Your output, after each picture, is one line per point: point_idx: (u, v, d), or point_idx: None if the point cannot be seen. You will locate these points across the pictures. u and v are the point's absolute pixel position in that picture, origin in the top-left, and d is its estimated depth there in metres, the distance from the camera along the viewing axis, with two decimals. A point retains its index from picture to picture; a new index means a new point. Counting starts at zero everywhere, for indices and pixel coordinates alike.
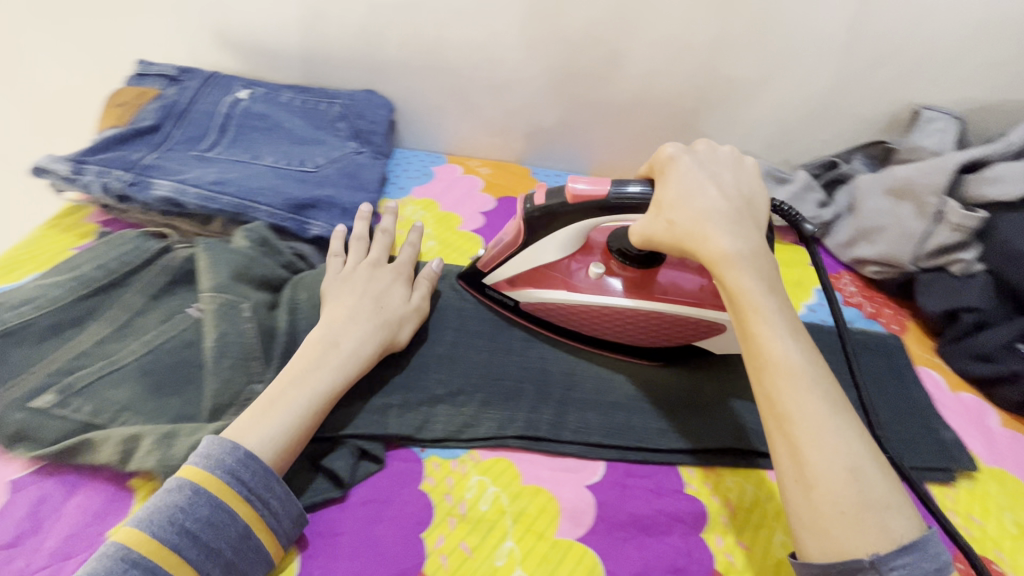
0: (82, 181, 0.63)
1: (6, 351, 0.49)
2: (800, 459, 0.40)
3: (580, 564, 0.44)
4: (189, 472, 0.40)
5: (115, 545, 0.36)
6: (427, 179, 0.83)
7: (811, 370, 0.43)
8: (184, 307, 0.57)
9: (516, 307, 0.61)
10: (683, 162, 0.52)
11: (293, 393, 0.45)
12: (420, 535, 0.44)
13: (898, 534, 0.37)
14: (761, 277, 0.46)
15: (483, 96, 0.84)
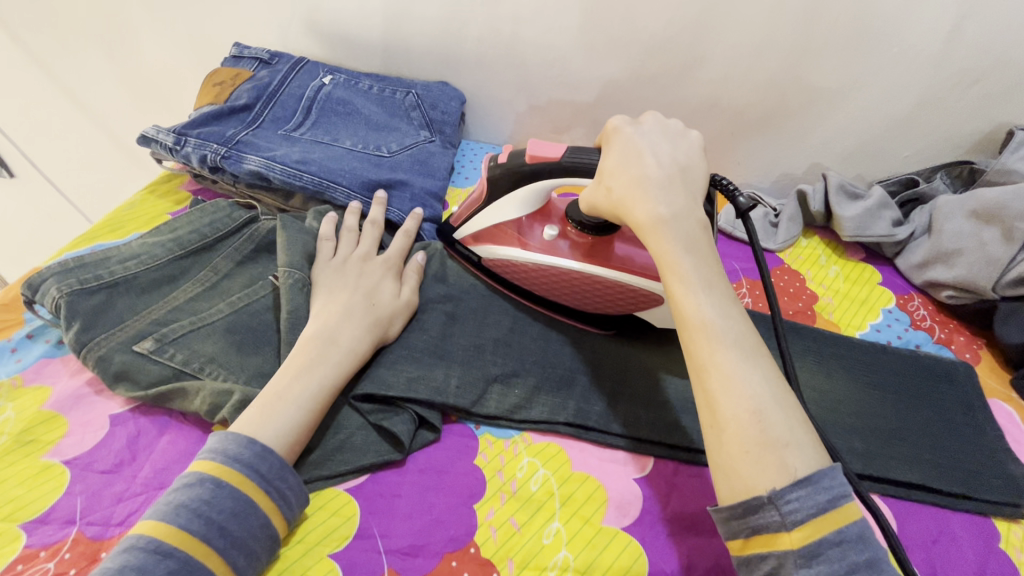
0: (183, 152, 0.69)
1: (113, 299, 0.54)
2: (711, 406, 0.39)
3: (624, 553, 0.45)
4: (205, 466, 0.41)
5: (144, 538, 0.37)
6: None
7: (721, 323, 0.41)
8: (265, 274, 0.61)
9: (481, 263, 0.65)
10: (622, 133, 0.52)
11: (295, 386, 0.47)
12: (472, 506, 0.46)
13: (798, 472, 0.35)
14: (683, 230, 0.45)
15: (552, 93, 0.85)
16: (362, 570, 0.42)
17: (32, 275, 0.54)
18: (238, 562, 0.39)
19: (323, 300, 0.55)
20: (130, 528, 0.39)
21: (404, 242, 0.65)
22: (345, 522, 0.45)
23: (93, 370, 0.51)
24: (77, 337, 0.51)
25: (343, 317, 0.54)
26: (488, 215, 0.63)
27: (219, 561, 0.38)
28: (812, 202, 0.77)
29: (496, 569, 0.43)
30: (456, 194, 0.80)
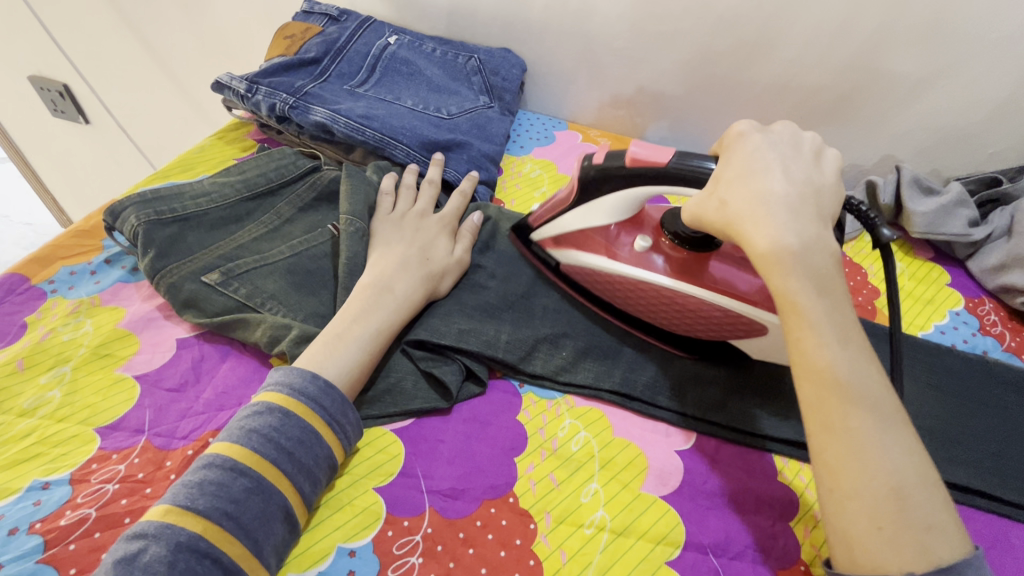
0: (254, 100, 0.71)
1: (185, 233, 0.57)
2: (834, 471, 0.35)
3: (661, 519, 0.45)
4: (273, 397, 0.43)
5: (221, 457, 0.39)
6: (548, 142, 0.85)
7: (857, 381, 0.37)
8: (325, 222, 0.62)
9: (557, 267, 0.61)
10: (753, 141, 0.45)
11: (357, 326, 0.49)
12: (512, 459, 0.47)
13: (940, 561, 0.32)
14: (813, 277, 0.40)
15: (616, 66, 0.83)
16: (404, 506, 0.43)
17: (111, 203, 0.57)
18: (304, 487, 0.41)
19: (381, 250, 0.57)
20: (207, 447, 0.41)
21: (460, 203, 0.65)
22: (391, 459, 0.46)
23: (164, 296, 0.54)
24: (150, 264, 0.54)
25: (396, 268, 0.54)
26: (573, 221, 0.58)
27: (287, 485, 0.40)
28: (880, 194, 0.73)
29: (533, 520, 0.44)
30: (511, 161, 0.80)
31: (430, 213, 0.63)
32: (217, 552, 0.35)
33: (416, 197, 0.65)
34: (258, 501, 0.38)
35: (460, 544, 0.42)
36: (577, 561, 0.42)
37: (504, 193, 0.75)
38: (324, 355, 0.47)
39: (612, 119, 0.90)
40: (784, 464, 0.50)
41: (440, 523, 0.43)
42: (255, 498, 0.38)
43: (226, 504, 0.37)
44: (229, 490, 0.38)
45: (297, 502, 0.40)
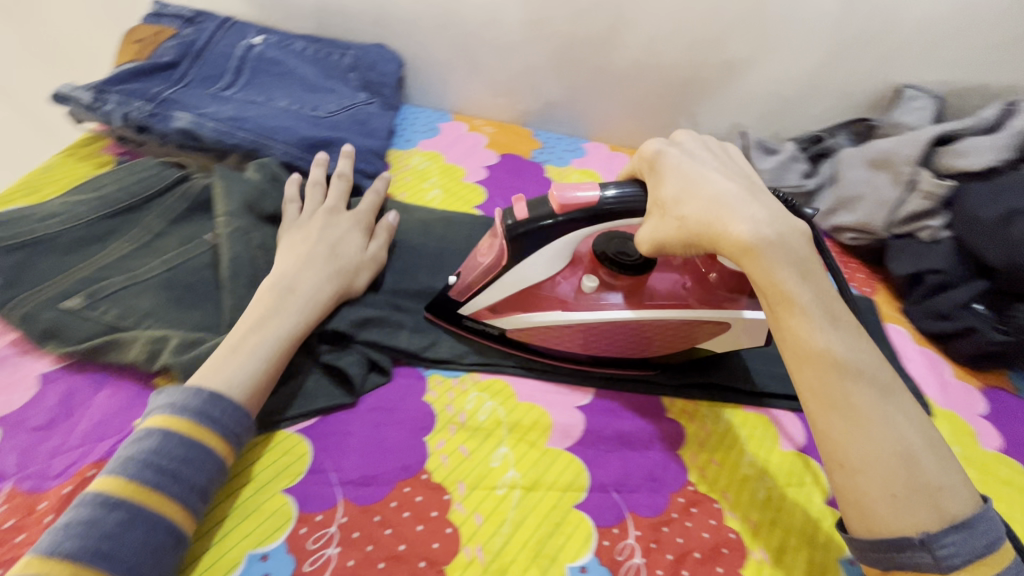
0: (105, 110, 0.67)
1: (36, 258, 0.52)
2: (841, 446, 0.38)
3: (569, 469, 0.48)
4: (156, 419, 0.40)
5: (97, 491, 0.37)
6: (434, 133, 0.86)
7: (850, 362, 0.39)
8: (202, 232, 0.59)
9: (502, 335, 0.55)
10: (671, 156, 0.48)
11: (253, 338, 0.47)
12: (422, 439, 0.48)
13: (956, 516, 0.36)
14: (795, 261, 0.41)
15: (491, 57, 0.86)
16: (316, 502, 0.43)
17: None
18: (196, 507, 0.39)
19: (284, 253, 0.54)
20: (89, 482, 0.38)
21: (375, 200, 0.64)
22: (297, 459, 0.46)
23: (19, 327, 0.49)
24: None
25: (302, 268, 0.53)
26: (511, 282, 0.52)
27: (175, 509, 0.38)
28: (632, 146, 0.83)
29: (447, 491, 0.45)
30: (397, 155, 0.81)
31: (343, 211, 0.61)
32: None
33: (320, 193, 0.62)
34: (138, 532, 0.36)
35: (378, 527, 0.42)
36: (491, 522, 0.44)
37: (393, 187, 0.75)
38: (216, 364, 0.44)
39: (495, 109, 0.93)
40: (670, 403, 0.56)
41: (354, 511, 0.43)
42: (132, 530, 0.36)
43: (99, 540, 0.35)
44: (101, 525, 0.35)
45: (185, 521, 0.38)
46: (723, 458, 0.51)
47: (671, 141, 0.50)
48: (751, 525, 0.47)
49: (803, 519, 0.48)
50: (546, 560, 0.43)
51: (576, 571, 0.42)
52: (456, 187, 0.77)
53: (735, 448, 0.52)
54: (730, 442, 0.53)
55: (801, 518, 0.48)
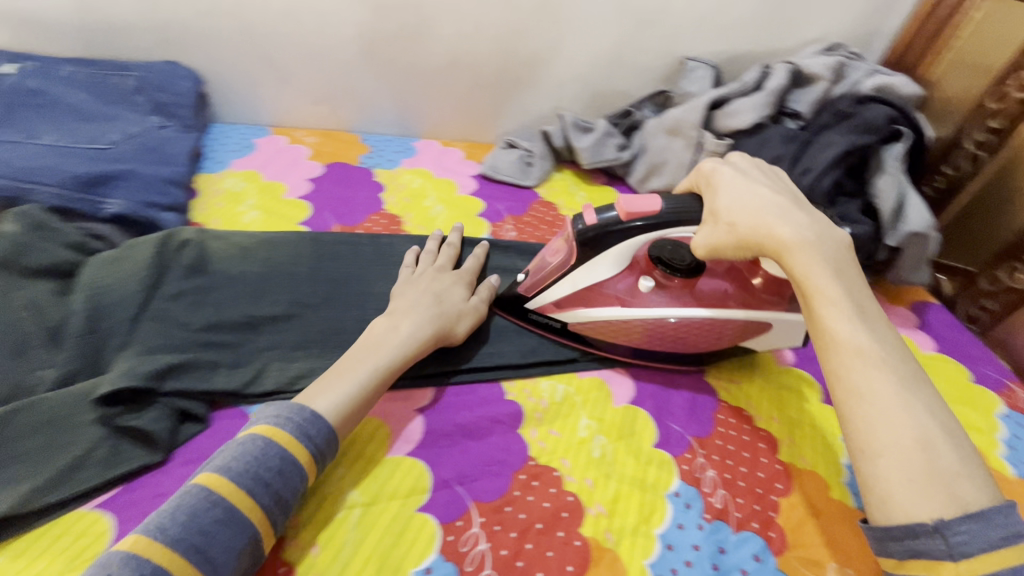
0: (34, 198, 0.61)
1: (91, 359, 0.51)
2: (860, 429, 0.40)
3: (642, 423, 0.58)
4: (260, 430, 0.44)
5: (196, 488, 0.41)
6: (412, 153, 0.91)
7: (881, 349, 0.42)
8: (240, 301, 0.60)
9: (563, 328, 0.62)
10: (724, 172, 0.53)
11: (358, 361, 0.51)
12: (516, 431, 0.55)
13: (972, 504, 0.36)
14: (828, 262, 0.46)
15: (439, 71, 0.89)
16: (450, 510, 0.48)
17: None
18: (277, 519, 0.43)
19: (398, 299, 0.59)
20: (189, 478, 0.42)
21: (476, 264, 0.67)
22: (419, 477, 0.50)
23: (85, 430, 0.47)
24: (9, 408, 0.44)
25: (408, 310, 0.57)
26: (574, 283, 0.59)
27: (260, 514, 0.41)
28: (554, 139, 0.90)
29: (556, 468, 0.52)
30: (389, 176, 0.85)
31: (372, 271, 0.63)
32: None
33: (435, 257, 0.67)
34: (228, 531, 0.39)
35: (512, 514, 0.48)
36: (599, 481, 0.52)
37: (397, 210, 0.79)
38: (324, 388, 0.49)
39: (450, 122, 0.96)
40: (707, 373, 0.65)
41: (487, 509, 0.48)
42: (226, 529, 0.39)
43: (194, 535, 0.38)
44: (201, 519, 0.39)
45: (266, 532, 0.42)
46: (748, 398, 0.63)
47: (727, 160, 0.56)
48: (776, 422, 0.61)
49: (816, 448, 0.58)
50: (650, 497, 0.52)
51: (673, 496, 0.52)
52: (454, 199, 0.82)
53: (753, 389, 0.64)
54: (749, 385, 0.64)
55: (810, 408, 0.63)
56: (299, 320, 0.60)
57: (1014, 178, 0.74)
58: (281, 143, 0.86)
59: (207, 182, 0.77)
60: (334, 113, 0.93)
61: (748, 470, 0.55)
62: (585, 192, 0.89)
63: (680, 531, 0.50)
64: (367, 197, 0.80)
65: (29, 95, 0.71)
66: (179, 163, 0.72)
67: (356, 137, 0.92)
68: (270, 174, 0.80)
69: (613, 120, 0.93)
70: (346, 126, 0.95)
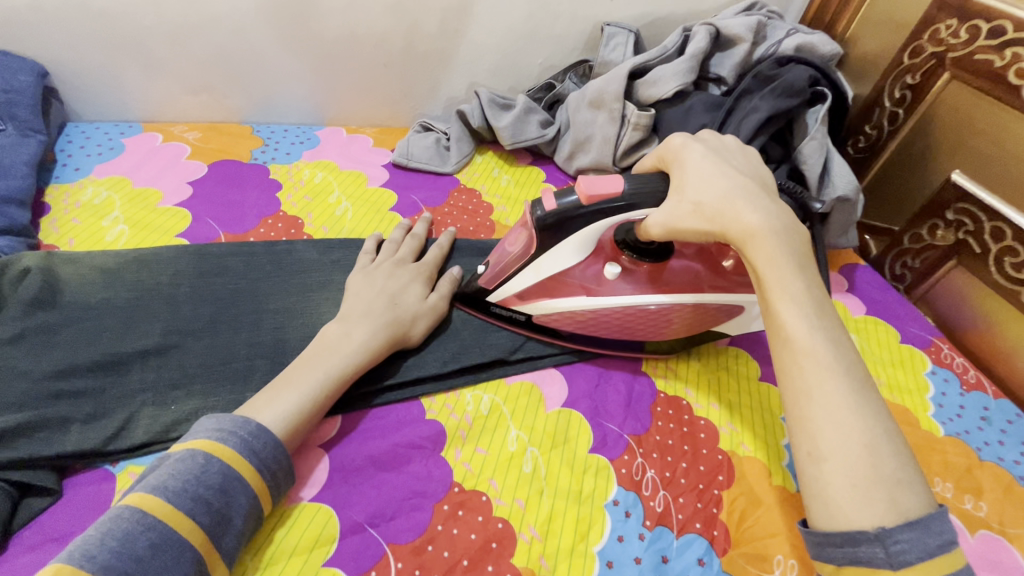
0: None
1: None
2: (808, 428, 0.38)
3: (577, 428, 0.54)
4: (200, 444, 0.40)
5: (130, 509, 0.36)
6: (314, 144, 0.81)
7: (835, 348, 0.40)
8: (99, 337, 0.51)
9: (528, 321, 0.58)
10: (694, 150, 0.50)
11: (307, 372, 0.47)
12: (438, 454, 0.49)
13: (911, 513, 0.35)
14: (789, 253, 0.44)
15: (336, 50, 0.79)
16: (362, 560, 0.42)
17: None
18: (221, 540, 0.38)
19: (352, 300, 0.54)
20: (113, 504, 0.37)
21: (440, 254, 0.63)
22: (326, 524, 0.44)
23: None
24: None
25: (362, 315, 0.53)
26: (539, 272, 0.55)
27: (202, 537, 0.37)
28: (471, 119, 0.82)
29: (483, 492, 0.47)
30: (285, 171, 0.75)
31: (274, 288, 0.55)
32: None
33: (397, 247, 0.63)
34: (165, 557, 0.35)
35: (434, 554, 0.43)
36: (532, 500, 0.48)
37: (297, 210, 0.70)
38: (266, 401, 0.45)
39: (355, 107, 0.86)
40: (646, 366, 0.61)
41: (406, 553, 0.43)
42: (162, 553, 0.35)
43: (127, 563, 0.34)
44: (133, 546, 0.34)
45: (211, 557, 0.37)
46: (688, 389, 0.59)
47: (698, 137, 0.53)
48: (715, 408, 0.58)
49: (758, 440, 0.56)
50: (587, 511, 0.48)
51: (611, 506, 0.48)
52: (363, 194, 0.74)
53: (692, 379, 0.60)
54: (687, 375, 0.61)
55: (748, 387, 0.61)
56: (176, 352, 0.52)
57: (932, 133, 0.71)
58: (154, 141, 0.75)
59: (61, 195, 0.65)
60: (221, 102, 0.81)
61: (688, 466, 0.52)
62: (509, 175, 0.83)
63: (620, 545, 0.46)
64: (260, 198, 0.70)
65: None
66: (18, 176, 0.61)
67: (248, 128, 0.82)
68: (141, 180, 0.69)
69: (535, 95, 0.86)
70: (236, 118, 0.84)
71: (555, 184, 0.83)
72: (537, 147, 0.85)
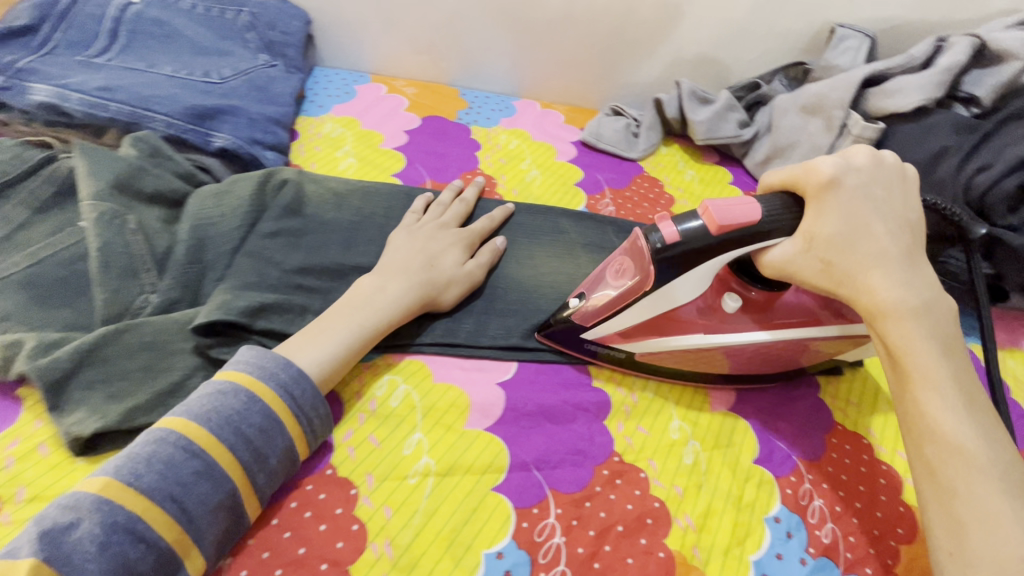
0: (148, 122, 0.62)
1: (198, 288, 0.52)
2: (953, 525, 0.37)
3: (742, 436, 0.52)
4: (243, 379, 0.43)
5: (174, 434, 0.39)
6: (511, 113, 0.86)
7: (982, 443, 0.39)
8: (329, 250, 0.59)
9: (629, 358, 0.53)
10: (840, 189, 0.45)
11: (339, 325, 0.48)
12: (602, 422, 0.50)
13: None
14: (931, 335, 0.43)
15: (549, 26, 0.82)
16: (527, 496, 0.45)
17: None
18: (258, 478, 0.40)
19: (391, 255, 0.55)
20: (159, 422, 0.40)
21: (487, 225, 0.62)
22: (495, 455, 0.47)
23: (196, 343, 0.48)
24: (117, 328, 0.45)
25: (398, 270, 0.53)
26: (650, 311, 0.48)
27: (240, 472, 0.39)
28: (667, 109, 0.82)
29: (642, 469, 0.48)
30: (485, 134, 0.80)
31: (454, 226, 0.61)
32: (152, 536, 0.35)
33: (443, 211, 0.63)
34: (205, 486, 0.38)
35: (592, 511, 0.45)
36: (690, 490, 0.47)
37: (492, 170, 0.74)
38: (302, 343, 0.47)
39: (552, 82, 0.89)
40: (824, 390, 0.57)
41: (566, 501, 0.45)
42: (203, 482, 0.38)
43: (171, 486, 0.37)
44: (178, 470, 0.37)
45: (247, 493, 0.39)
46: (870, 432, 0.54)
47: (843, 166, 0.47)
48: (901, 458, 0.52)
49: None
50: (745, 518, 0.46)
51: (773, 522, 0.46)
52: (552, 165, 0.77)
53: (877, 422, 0.55)
54: (872, 417, 0.55)
55: None
56: None
57: None
58: (380, 91, 0.84)
59: (307, 125, 0.76)
60: (435, 65, 0.89)
61: (864, 508, 0.48)
62: (694, 171, 0.81)
63: (778, 563, 0.44)
64: (462, 154, 0.76)
65: (153, 25, 0.72)
66: (285, 104, 0.72)
67: (455, 91, 0.88)
68: (368, 123, 0.78)
69: (736, 93, 0.83)
70: (446, 80, 0.91)
71: (741, 187, 0.79)
72: (728, 147, 0.82)
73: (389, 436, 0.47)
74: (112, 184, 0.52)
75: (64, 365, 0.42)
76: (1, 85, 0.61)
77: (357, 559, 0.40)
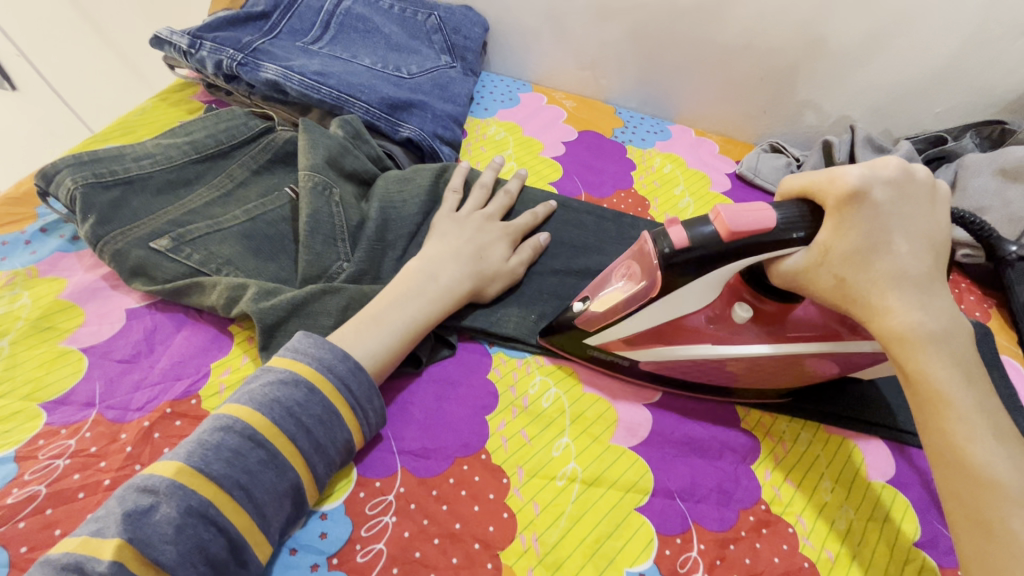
0: (349, 108, 0.69)
1: (381, 263, 0.57)
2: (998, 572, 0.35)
3: (904, 511, 0.48)
4: (303, 370, 0.43)
5: (240, 424, 0.40)
6: (666, 137, 0.86)
7: (1021, 480, 0.36)
8: None
9: (633, 366, 0.51)
10: (866, 199, 0.41)
11: (392, 313, 0.49)
12: (749, 466, 0.49)
13: None
14: (952, 362, 0.39)
15: (720, 56, 0.82)
16: (670, 524, 0.44)
17: (144, 221, 0.54)
18: (318, 467, 0.41)
19: (436, 242, 0.56)
20: (222, 409, 0.41)
21: (531, 220, 0.62)
22: (641, 477, 0.47)
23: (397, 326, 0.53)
24: (322, 289, 0.51)
25: (447, 257, 0.54)
26: (649, 319, 0.47)
27: (302, 461, 0.41)
28: (835, 152, 0.76)
29: (790, 523, 0.46)
30: (640, 155, 0.81)
31: (498, 219, 0.61)
32: (223, 520, 0.37)
33: (489, 200, 0.63)
34: (271, 474, 0.39)
35: (736, 555, 0.44)
36: (842, 557, 0.44)
37: (645, 192, 0.75)
38: (356, 333, 0.47)
39: (710, 111, 0.88)
40: None
41: (710, 539, 0.44)
42: (268, 471, 0.39)
43: (240, 474, 0.38)
44: (245, 459, 0.38)
45: (309, 481, 0.41)
46: None
47: (873, 172, 0.42)
48: None
49: None
50: None
51: None
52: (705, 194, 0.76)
53: None
54: None
55: None
56: (539, 277, 0.60)
57: None
58: (541, 102, 0.88)
59: (474, 126, 0.81)
60: (595, 80, 0.91)
61: None
62: None
63: None
64: (618, 172, 0.77)
65: (358, 21, 0.80)
66: (460, 104, 0.77)
67: (611, 108, 0.90)
68: (529, 130, 0.81)
69: (917, 145, 0.78)
70: (602, 97, 0.92)
71: None
72: None
73: (540, 434, 0.48)
74: (325, 158, 0.59)
75: (280, 311, 0.49)
76: (238, 60, 0.69)
77: (507, 546, 0.42)
